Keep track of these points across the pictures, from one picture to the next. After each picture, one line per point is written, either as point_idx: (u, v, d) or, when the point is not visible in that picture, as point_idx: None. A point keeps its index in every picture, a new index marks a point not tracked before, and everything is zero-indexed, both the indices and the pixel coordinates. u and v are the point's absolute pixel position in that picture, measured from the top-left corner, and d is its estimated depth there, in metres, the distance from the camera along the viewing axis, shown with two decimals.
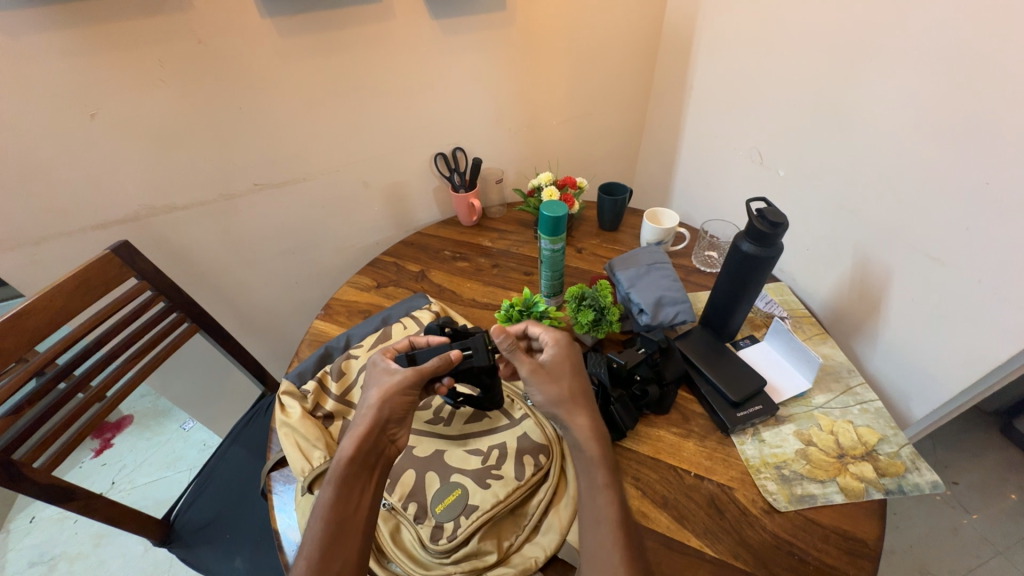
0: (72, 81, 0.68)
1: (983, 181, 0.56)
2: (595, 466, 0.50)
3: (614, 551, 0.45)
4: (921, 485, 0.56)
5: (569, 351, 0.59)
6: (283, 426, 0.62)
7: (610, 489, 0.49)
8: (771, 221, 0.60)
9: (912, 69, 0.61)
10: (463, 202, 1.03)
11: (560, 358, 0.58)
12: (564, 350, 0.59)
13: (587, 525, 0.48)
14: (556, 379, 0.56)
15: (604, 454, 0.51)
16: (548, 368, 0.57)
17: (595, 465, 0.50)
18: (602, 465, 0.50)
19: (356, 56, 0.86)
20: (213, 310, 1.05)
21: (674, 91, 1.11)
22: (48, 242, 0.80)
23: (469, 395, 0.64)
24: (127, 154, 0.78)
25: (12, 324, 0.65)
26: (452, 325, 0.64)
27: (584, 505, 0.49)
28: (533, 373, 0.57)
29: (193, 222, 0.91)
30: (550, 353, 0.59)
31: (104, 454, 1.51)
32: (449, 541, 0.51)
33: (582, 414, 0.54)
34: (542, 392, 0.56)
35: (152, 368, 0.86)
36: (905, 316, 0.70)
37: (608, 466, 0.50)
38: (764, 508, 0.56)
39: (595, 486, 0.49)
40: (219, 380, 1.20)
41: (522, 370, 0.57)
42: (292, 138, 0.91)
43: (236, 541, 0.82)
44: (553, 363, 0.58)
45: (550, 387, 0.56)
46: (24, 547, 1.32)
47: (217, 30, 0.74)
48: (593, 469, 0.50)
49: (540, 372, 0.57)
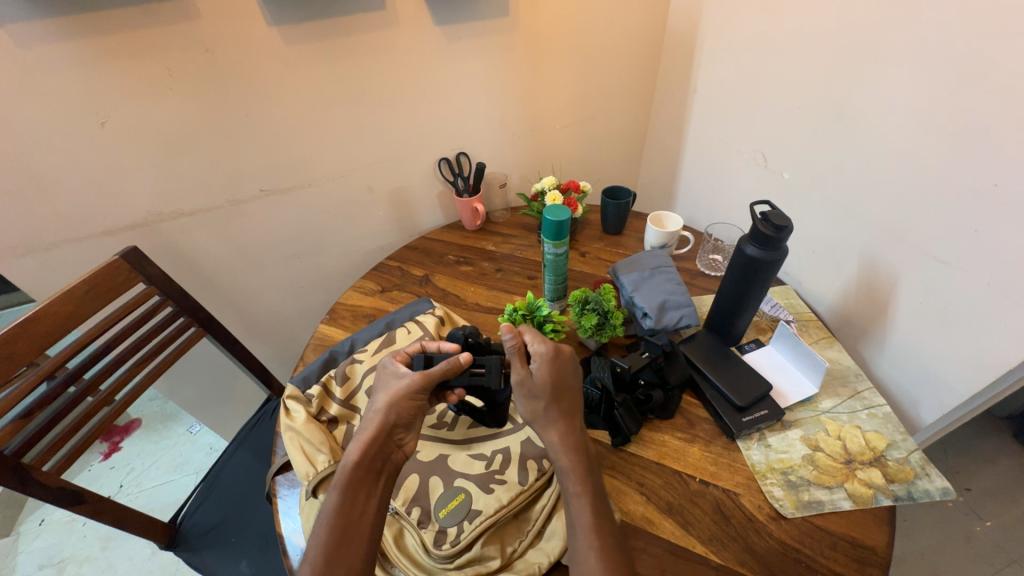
0: (84, 89, 0.70)
1: (991, 183, 0.56)
2: (566, 476, 0.51)
3: (589, 555, 0.46)
4: (931, 491, 0.55)
5: (553, 366, 0.56)
6: (288, 430, 0.62)
7: (583, 497, 0.50)
8: (775, 224, 0.60)
9: (916, 69, 0.61)
10: (467, 206, 1.03)
11: (546, 377, 0.55)
12: (549, 367, 0.56)
13: (583, 527, 0.48)
14: (536, 396, 0.55)
15: (577, 464, 0.52)
16: (532, 385, 0.55)
17: (566, 474, 0.51)
18: (574, 474, 0.51)
19: (362, 63, 0.87)
20: (220, 314, 1.06)
21: (677, 95, 1.11)
22: (58, 247, 0.81)
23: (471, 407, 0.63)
24: (137, 161, 0.79)
25: (22, 329, 0.66)
26: (475, 337, 0.62)
27: (575, 510, 0.50)
28: (519, 385, 0.55)
29: (201, 228, 0.92)
30: (535, 368, 0.55)
31: (113, 457, 1.53)
32: (451, 547, 0.51)
33: (557, 428, 0.53)
34: (524, 405, 0.56)
35: (160, 372, 0.87)
36: (914, 319, 0.69)
37: (580, 474, 0.51)
38: (770, 515, 0.55)
39: (568, 495, 0.51)
40: (225, 384, 1.21)
41: (511, 376, 0.56)
42: (298, 144, 0.92)
43: (241, 544, 0.82)
44: (538, 378, 0.55)
45: (529, 401, 0.55)
46: (35, 549, 1.33)
47: (224, 38, 0.75)
48: (565, 477, 0.51)
49: (524, 386, 0.55)
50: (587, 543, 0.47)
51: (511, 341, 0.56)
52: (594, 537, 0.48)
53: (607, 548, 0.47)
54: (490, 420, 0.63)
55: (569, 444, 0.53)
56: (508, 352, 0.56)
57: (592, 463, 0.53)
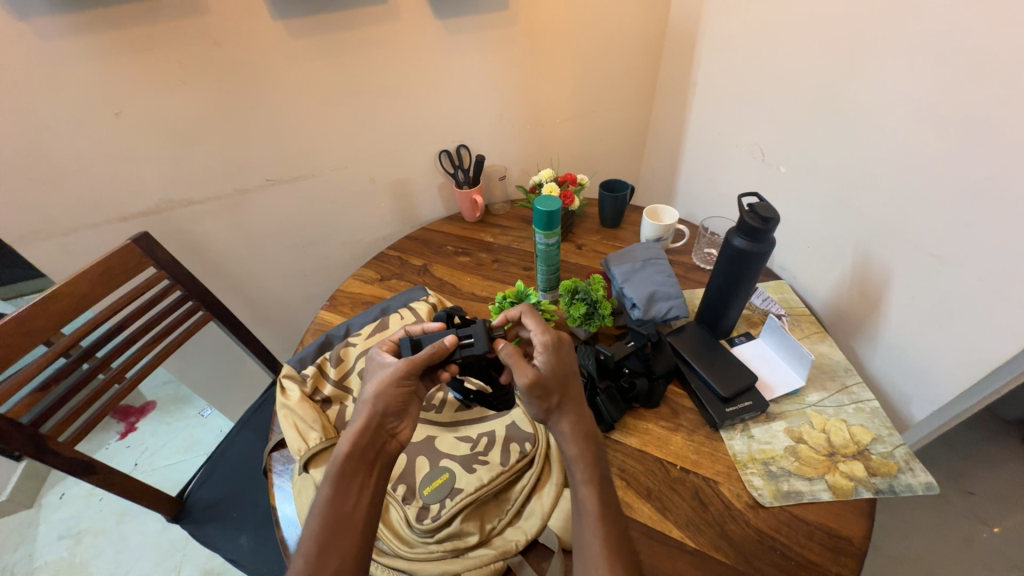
0: (100, 81, 0.73)
1: (984, 176, 0.55)
2: (574, 464, 0.51)
3: (594, 542, 0.47)
4: (913, 486, 0.55)
5: (559, 357, 0.56)
6: (282, 408, 0.65)
7: (590, 485, 0.50)
8: (761, 216, 0.60)
9: (908, 64, 0.61)
10: (466, 198, 1.05)
11: (554, 369, 0.55)
12: (556, 358, 0.56)
13: (589, 514, 0.48)
14: (548, 393, 0.53)
15: (585, 452, 0.52)
16: (544, 381, 0.53)
17: (575, 463, 0.51)
18: (582, 462, 0.51)
19: (364, 56, 0.89)
20: (227, 300, 1.10)
21: (678, 88, 1.10)
22: (77, 232, 0.86)
23: (477, 391, 0.64)
24: (149, 150, 0.83)
25: (41, 307, 0.70)
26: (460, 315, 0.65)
27: (582, 497, 0.49)
28: (531, 386, 0.53)
29: (210, 216, 0.96)
30: (542, 362, 0.55)
31: (128, 437, 1.59)
32: (432, 521, 0.53)
33: (568, 418, 0.53)
34: (535, 404, 0.54)
35: (168, 353, 0.90)
36: (905, 314, 0.69)
37: (588, 461, 0.51)
38: (748, 503, 0.56)
39: (575, 484, 0.50)
40: (232, 368, 1.25)
41: (519, 380, 0.53)
42: (302, 136, 0.94)
43: (241, 519, 0.86)
44: (547, 371, 0.54)
45: (541, 400, 0.53)
46: (54, 521, 1.40)
47: (231, 31, 0.78)
48: (574, 466, 0.51)
49: (537, 385, 0.53)
50: (592, 529, 0.47)
51: (504, 349, 0.56)
52: (583, 520, 0.48)
53: (599, 529, 0.47)
54: (496, 402, 0.64)
55: (579, 433, 0.53)
56: (506, 359, 0.56)
57: (598, 450, 0.53)
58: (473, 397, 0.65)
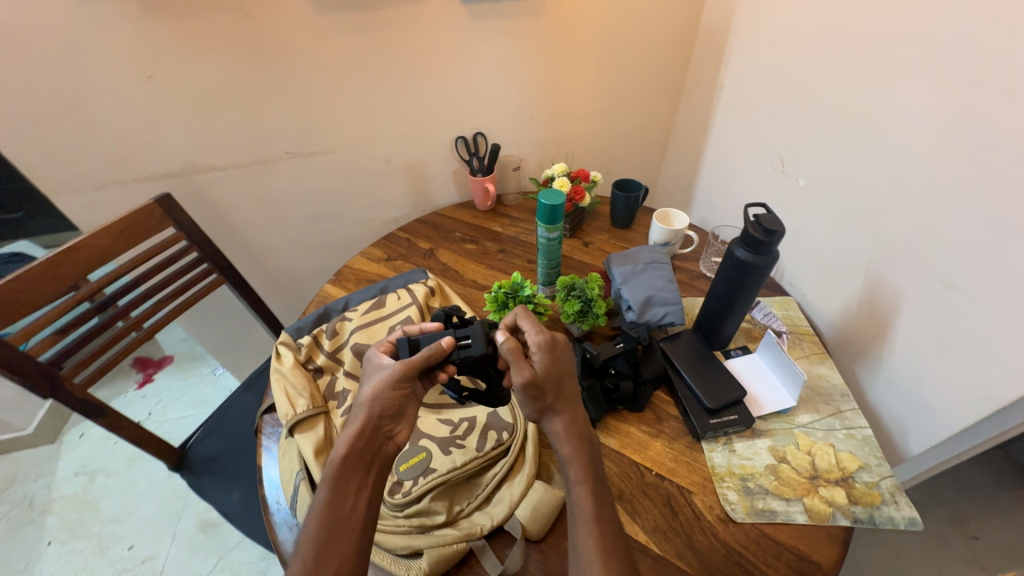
0: (133, 45, 0.76)
1: (1005, 205, 0.52)
2: (568, 465, 0.50)
3: (588, 542, 0.45)
4: (896, 519, 0.53)
5: (554, 357, 0.54)
6: (275, 372, 0.67)
7: (585, 485, 0.48)
8: (767, 228, 0.58)
9: (941, 81, 0.57)
10: (479, 185, 1.05)
11: (549, 368, 0.53)
12: (550, 357, 0.54)
13: (582, 515, 0.47)
14: (542, 392, 0.52)
15: (580, 451, 0.50)
16: (539, 378, 0.52)
17: (569, 463, 0.50)
18: (577, 462, 0.49)
19: (387, 36, 0.89)
20: (241, 266, 1.14)
21: (705, 90, 1.07)
22: (107, 188, 0.90)
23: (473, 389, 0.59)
24: (176, 115, 0.86)
25: (65, 256, 0.74)
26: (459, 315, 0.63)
27: (576, 497, 0.48)
28: (527, 386, 0.51)
29: (230, 183, 0.99)
30: (538, 361, 0.53)
31: (145, 387, 1.68)
32: (403, 497, 0.55)
33: (562, 419, 0.52)
34: (529, 402, 0.53)
35: (182, 310, 0.95)
36: (911, 341, 0.66)
37: (581, 460, 0.50)
38: (719, 516, 0.55)
39: (569, 483, 0.49)
40: (243, 332, 1.30)
41: (515, 379, 0.51)
42: (322, 111, 0.96)
43: (235, 476, 0.90)
44: (543, 371, 0.53)
45: (535, 400, 0.52)
46: (73, 458, 1.50)
47: (259, 3, 0.79)
48: (567, 467, 0.50)
49: (533, 385, 0.51)
50: (586, 530, 0.46)
51: (505, 344, 0.54)
52: (577, 520, 0.47)
53: (589, 530, 0.46)
54: (494, 400, 0.60)
55: (572, 432, 0.51)
56: (505, 355, 0.54)
57: (594, 454, 0.51)
58: (468, 395, 0.60)
